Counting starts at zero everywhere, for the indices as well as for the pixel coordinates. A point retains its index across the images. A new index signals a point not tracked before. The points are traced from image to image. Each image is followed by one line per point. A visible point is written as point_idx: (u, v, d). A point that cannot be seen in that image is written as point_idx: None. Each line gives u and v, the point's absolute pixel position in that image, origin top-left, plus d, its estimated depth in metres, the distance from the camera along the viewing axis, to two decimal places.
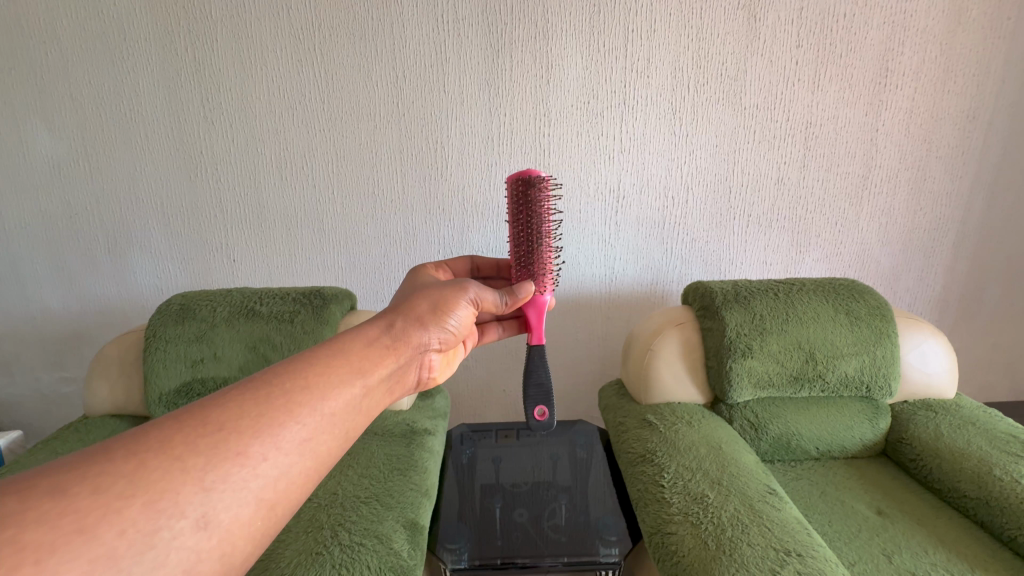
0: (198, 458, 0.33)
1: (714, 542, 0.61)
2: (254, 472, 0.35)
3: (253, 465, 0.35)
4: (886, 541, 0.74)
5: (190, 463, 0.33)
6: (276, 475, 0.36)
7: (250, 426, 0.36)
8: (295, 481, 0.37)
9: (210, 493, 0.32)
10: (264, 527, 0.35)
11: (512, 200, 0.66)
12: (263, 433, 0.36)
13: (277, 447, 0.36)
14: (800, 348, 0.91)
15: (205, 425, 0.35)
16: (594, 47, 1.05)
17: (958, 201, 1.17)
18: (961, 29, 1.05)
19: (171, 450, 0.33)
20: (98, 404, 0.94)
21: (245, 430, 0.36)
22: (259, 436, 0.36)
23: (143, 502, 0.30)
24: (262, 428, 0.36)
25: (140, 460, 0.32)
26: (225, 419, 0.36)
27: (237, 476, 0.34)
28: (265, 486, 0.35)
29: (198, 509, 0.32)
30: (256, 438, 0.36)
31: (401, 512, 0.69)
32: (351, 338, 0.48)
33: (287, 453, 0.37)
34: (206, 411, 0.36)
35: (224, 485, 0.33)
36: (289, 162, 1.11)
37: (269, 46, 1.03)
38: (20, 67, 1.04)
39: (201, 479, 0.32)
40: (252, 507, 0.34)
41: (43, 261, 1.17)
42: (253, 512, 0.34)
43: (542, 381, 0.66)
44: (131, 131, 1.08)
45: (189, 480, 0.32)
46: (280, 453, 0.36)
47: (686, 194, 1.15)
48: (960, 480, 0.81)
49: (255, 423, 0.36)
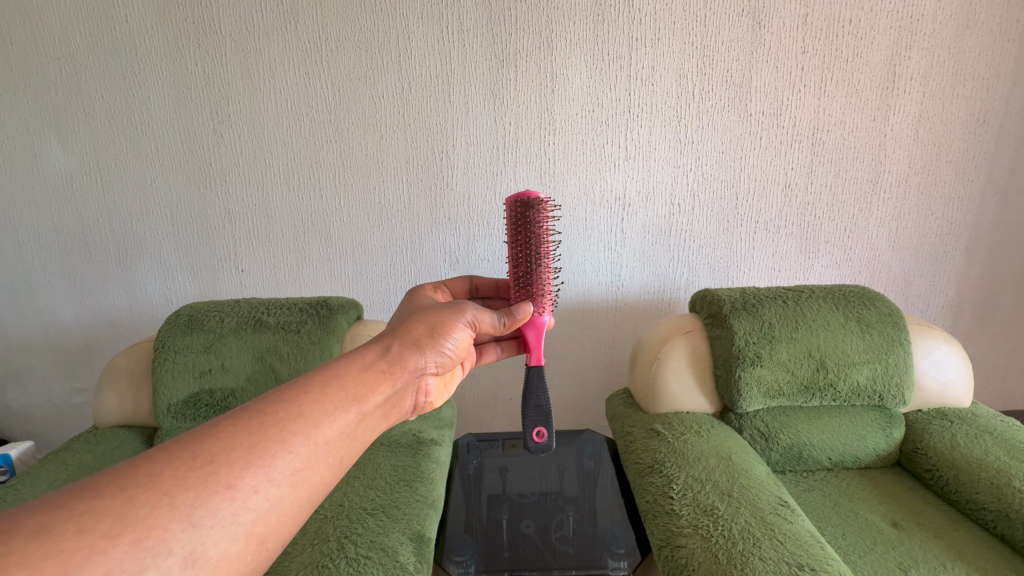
0: (187, 492, 0.33)
1: (725, 556, 0.60)
2: (244, 506, 0.35)
3: (243, 499, 0.35)
4: (902, 554, 0.72)
5: (179, 498, 0.33)
6: (267, 508, 0.36)
7: (242, 458, 0.36)
8: (286, 513, 0.37)
9: (199, 529, 0.32)
10: (254, 561, 0.35)
11: (512, 219, 0.66)
12: (255, 465, 0.36)
13: (269, 479, 0.36)
14: (808, 361, 0.90)
15: (196, 458, 0.35)
16: (598, 55, 1.05)
17: (970, 204, 1.15)
18: (969, 32, 1.04)
19: (160, 485, 0.33)
20: (107, 415, 0.95)
21: (236, 462, 0.36)
22: (250, 468, 0.36)
23: (129, 541, 0.30)
24: (253, 459, 0.36)
25: (128, 496, 0.31)
26: (216, 452, 0.36)
27: (227, 511, 0.34)
28: (256, 520, 0.35)
29: (186, 546, 0.31)
30: (248, 470, 0.36)
31: (406, 524, 0.69)
32: (347, 363, 0.48)
33: (279, 484, 0.37)
34: (197, 443, 0.36)
35: (213, 520, 0.33)
36: (296, 173, 1.12)
37: (277, 60, 1.05)
38: (35, 84, 1.07)
39: (190, 515, 0.32)
40: (242, 542, 0.34)
41: (56, 273, 1.19)
42: (242, 547, 0.34)
43: (542, 402, 0.65)
44: (142, 145, 1.10)
45: (177, 516, 0.32)
46: (271, 485, 0.36)
47: (693, 200, 1.14)
48: (979, 491, 0.79)
49: (246, 455, 0.36)
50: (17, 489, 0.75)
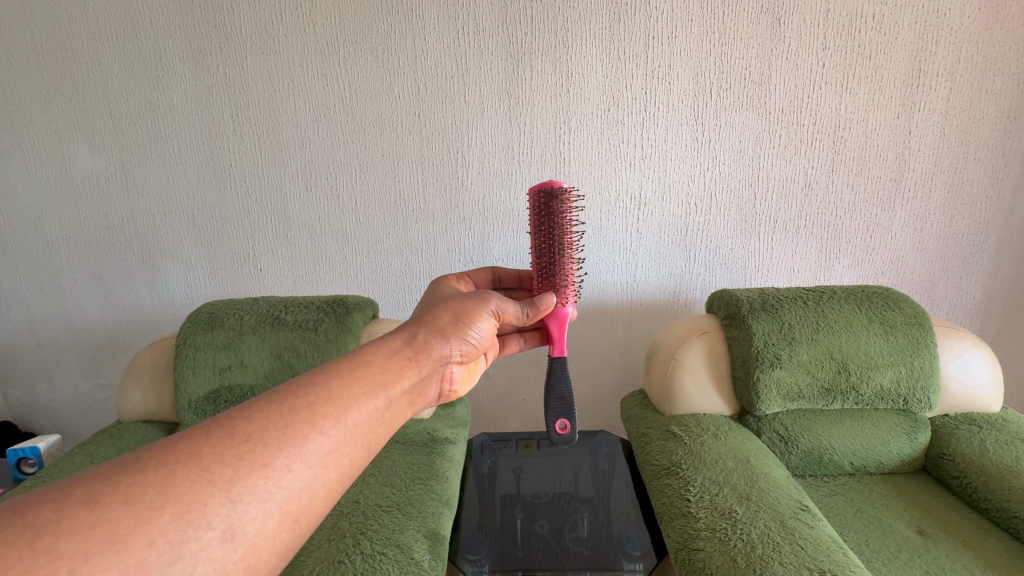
0: (225, 469, 0.34)
1: (744, 560, 0.59)
2: (278, 484, 0.35)
3: (278, 477, 0.35)
4: (929, 562, 0.70)
5: (218, 474, 0.33)
6: (300, 487, 0.36)
7: (275, 438, 0.36)
8: (319, 494, 0.37)
9: (236, 505, 0.33)
10: (288, 540, 0.35)
11: (535, 211, 0.66)
12: (288, 444, 0.36)
13: (302, 459, 0.36)
14: (831, 361, 0.88)
15: (232, 436, 0.35)
16: (614, 54, 1.05)
17: (999, 204, 1.12)
18: (998, 26, 1.01)
19: (199, 461, 0.33)
20: (131, 410, 0.97)
21: (270, 442, 0.36)
22: (284, 447, 0.36)
23: (172, 513, 0.30)
24: (287, 439, 0.37)
25: (170, 471, 0.32)
26: (251, 431, 0.36)
27: (262, 488, 0.34)
28: (289, 498, 0.35)
29: (225, 521, 0.32)
30: (281, 449, 0.36)
31: (422, 522, 0.69)
32: (374, 349, 0.48)
33: (311, 465, 0.37)
34: (233, 423, 0.36)
35: (249, 497, 0.33)
36: (314, 173, 1.13)
37: (296, 61, 1.06)
38: (65, 87, 1.10)
39: (228, 490, 0.33)
40: (277, 519, 0.34)
41: (82, 272, 1.22)
42: (278, 524, 0.34)
43: (564, 394, 0.65)
44: (166, 146, 1.13)
45: (215, 492, 0.32)
46: (304, 465, 0.37)
47: (710, 199, 1.13)
48: (1010, 499, 0.76)
49: (280, 435, 0.37)
50: (43, 480, 0.77)
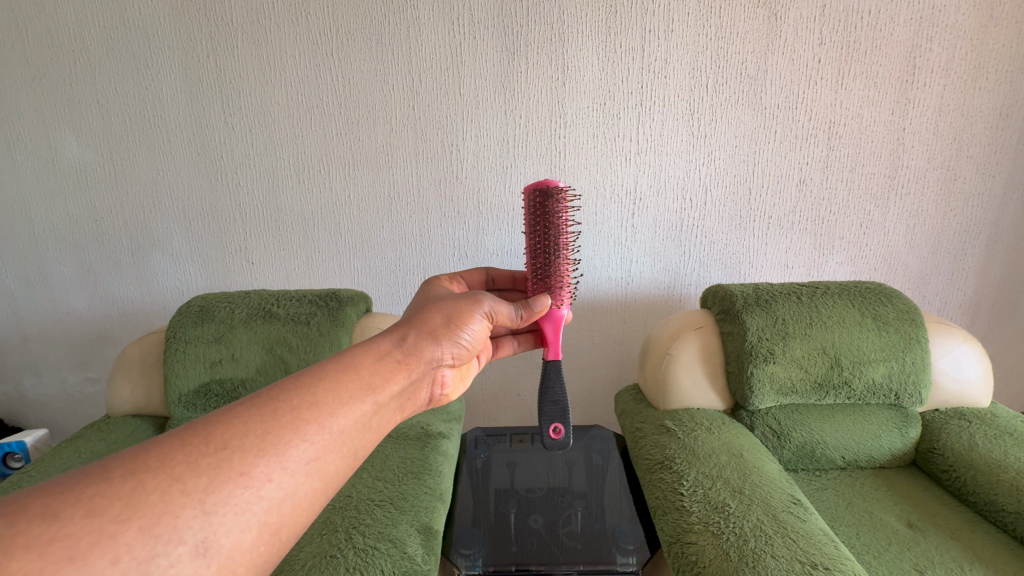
0: (199, 479, 0.33)
1: (735, 553, 0.59)
2: (257, 494, 0.34)
3: (256, 487, 0.34)
4: (918, 555, 0.71)
5: (191, 484, 0.32)
6: (280, 497, 0.35)
7: (255, 445, 0.36)
8: (300, 502, 0.37)
9: (211, 517, 0.32)
10: (266, 552, 0.35)
11: (530, 210, 0.65)
12: (269, 452, 0.36)
13: (283, 468, 0.36)
14: (823, 357, 0.88)
15: (208, 443, 0.35)
16: (610, 48, 1.04)
17: (991, 201, 1.12)
18: (992, 23, 1.01)
19: (172, 470, 0.32)
20: (120, 404, 0.96)
21: (250, 450, 0.35)
22: (264, 455, 0.36)
23: (139, 527, 0.29)
24: (267, 447, 0.36)
25: (138, 481, 0.31)
26: (228, 438, 0.35)
27: (240, 499, 0.33)
28: (269, 509, 0.35)
29: (198, 534, 0.31)
30: (261, 458, 0.35)
31: (415, 516, 0.68)
32: (362, 352, 0.47)
33: (293, 473, 0.36)
34: (209, 429, 0.35)
35: (225, 508, 0.33)
36: (307, 165, 1.12)
37: (289, 51, 1.05)
38: (51, 76, 1.07)
39: (201, 501, 0.32)
40: (255, 531, 0.34)
41: (70, 264, 1.20)
42: (255, 536, 0.34)
43: (558, 398, 0.65)
44: (155, 137, 1.11)
45: (188, 502, 0.32)
46: (286, 473, 0.36)
47: (705, 194, 1.13)
48: (998, 493, 0.77)
49: (260, 442, 0.36)
50: (30, 475, 0.76)
